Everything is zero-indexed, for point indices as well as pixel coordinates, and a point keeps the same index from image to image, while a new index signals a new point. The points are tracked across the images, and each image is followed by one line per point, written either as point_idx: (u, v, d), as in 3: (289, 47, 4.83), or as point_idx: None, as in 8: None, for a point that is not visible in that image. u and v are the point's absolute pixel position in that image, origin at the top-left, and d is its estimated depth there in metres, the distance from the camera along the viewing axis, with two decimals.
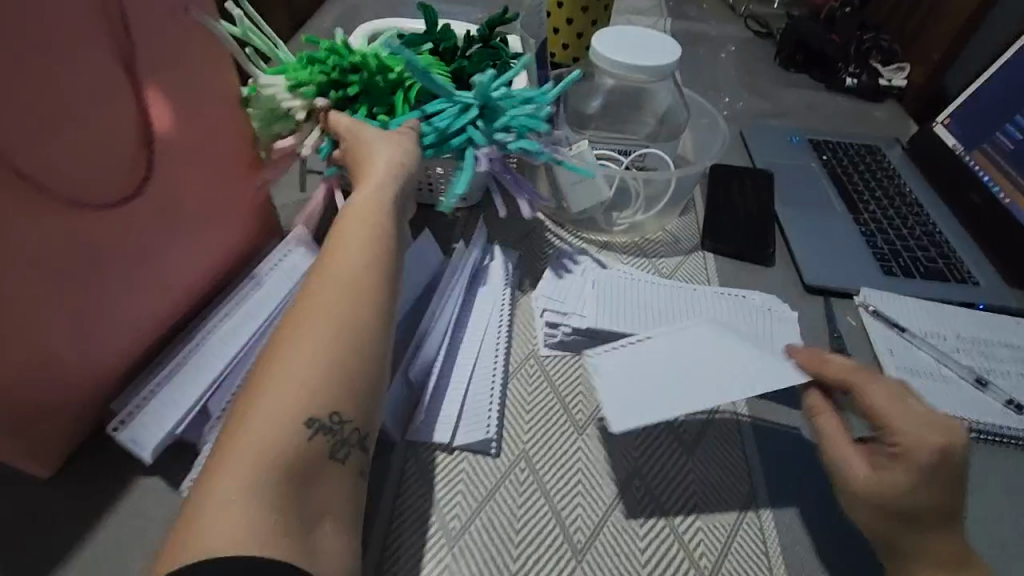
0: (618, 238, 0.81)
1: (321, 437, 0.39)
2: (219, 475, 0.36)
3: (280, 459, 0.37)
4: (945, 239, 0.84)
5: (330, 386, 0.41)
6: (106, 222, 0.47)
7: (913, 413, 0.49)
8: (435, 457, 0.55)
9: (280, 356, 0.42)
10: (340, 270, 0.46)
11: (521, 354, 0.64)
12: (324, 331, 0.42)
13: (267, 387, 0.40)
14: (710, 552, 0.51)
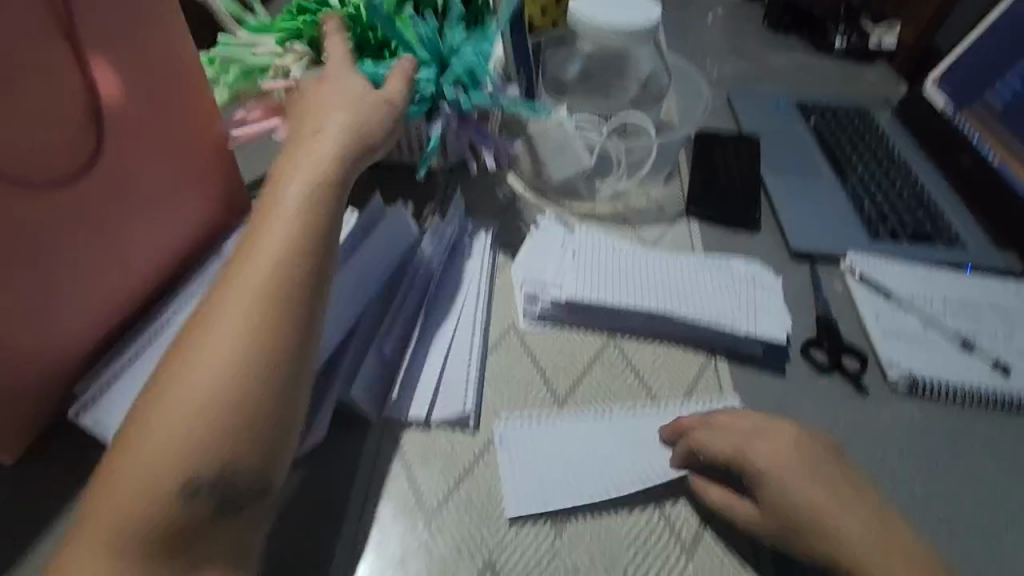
0: (601, 207, 0.79)
1: (227, 462, 0.37)
2: (116, 475, 0.36)
3: (179, 477, 0.36)
4: (934, 201, 0.82)
5: (242, 410, 0.38)
6: (56, 201, 0.45)
7: (751, 443, 0.49)
8: (413, 434, 0.54)
9: (196, 354, 0.40)
10: (246, 283, 0.42)
11: (502, 326, 0.63)
12: (214, 365, 0.39)
13: (172, 389, 0.39)
14: (690, 524, 0.51)
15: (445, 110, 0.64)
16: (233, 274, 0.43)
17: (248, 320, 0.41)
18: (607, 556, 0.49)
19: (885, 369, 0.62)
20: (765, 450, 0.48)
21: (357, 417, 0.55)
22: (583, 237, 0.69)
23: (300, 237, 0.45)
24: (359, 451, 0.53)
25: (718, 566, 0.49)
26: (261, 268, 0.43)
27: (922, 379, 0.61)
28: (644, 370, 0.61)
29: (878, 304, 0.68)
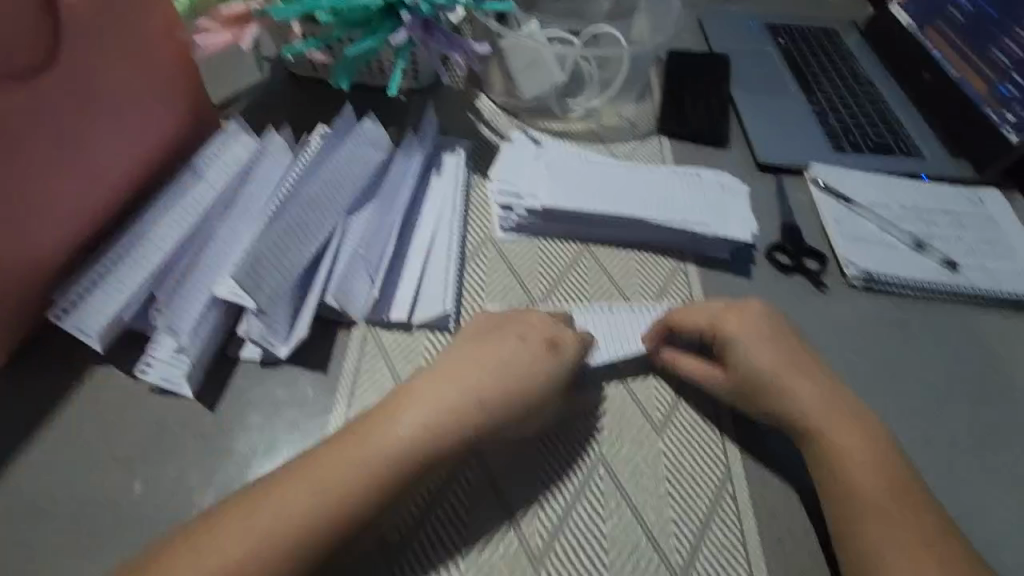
0: (574, 125, 0.79)
1: (314, 558, 0.38)
2: (207, 555, 0.36)
3: (291, 572, 0.37)
4: (895, 115, 0.85)
5: (306, 546, 0.38)
6: (16, 92, 0.44)
7: (755, 334, 0.51)
8: (394, 334, 0.56)
9: (319, 471, 0.40)
10: (335, 481, 0.39)
11: (479, 237, 0.64)
12: (288, 526, 0.38)
13: (282, 496, 0.39)
14: (661, 404, 0.54)
15: (405, 19, 0.61)
16: (332, 454, 0.41)
17: (315, 520, 0.38)
18: (586, 436, 0.51)
19: (843, 269, 0.66)
20: (741, 325, 0.52)
21: (337, 321, 0.56)
22: (556, 150, 0.69)
23: (466, 418, 0.44)
24: (344, 354, 0.54)
25: (688, 439, 0.52)
26: (429, 433, 0.42)
27: (877, 276, 0.65)
28: (617, 274, 0.63)
29: (838, 210, 0.71)
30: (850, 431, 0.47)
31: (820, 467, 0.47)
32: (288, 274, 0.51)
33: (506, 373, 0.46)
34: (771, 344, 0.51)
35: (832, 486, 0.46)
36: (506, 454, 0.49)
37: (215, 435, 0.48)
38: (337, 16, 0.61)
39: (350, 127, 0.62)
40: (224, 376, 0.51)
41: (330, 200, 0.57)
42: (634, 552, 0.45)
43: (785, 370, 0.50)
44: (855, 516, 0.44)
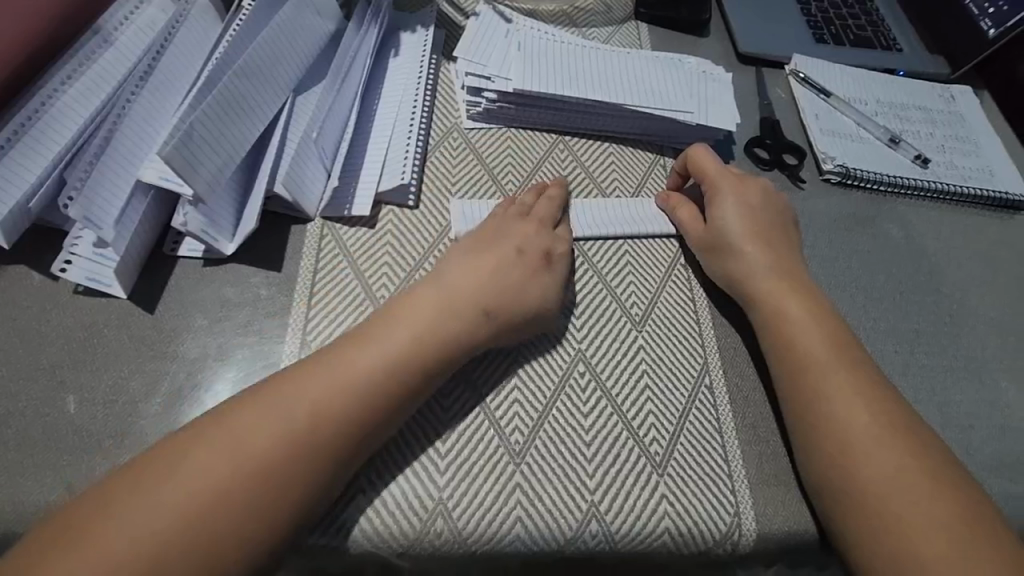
0: (545, 5, 0.70)
1: (304, 469, 0.36)
2: (173, 479, 0.34)
3: (268, 494, 0.35)
4: (877, 8, 0.81)
5: (298, 456, 0.36)
6: None
7: (750, 199, 0.55)
8: (354, 230, 0.50)
9: (308, 380, 0.39)
10: (329, 386, 0.38)
11: (444, 125, 0.58)
12: (272, 436, 0.36)
13: (258, 416, 0.37)
14: (640, 300, 0.52)
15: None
16: (326, 362, 0.40)
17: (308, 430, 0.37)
18: (565, 333, 0.49)
19: (821, 164, 0.65)
20: (728, 186, 0.55)
21: (290, 216, 0.50)
22: (526, 29, 0.62)
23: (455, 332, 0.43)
24: (298, 252, 0.48)
25: (667, 335, 0.51)
26: (405, 342, 0.41)
27: (854, 172, 0.64)
28: (594, 168, 0.59)
29: (817, 104, 0.69)
30: (811, 326, 0.48)
31: (773, 346, 0.48)
32: (226, 160, 0.45)
33: (487, 282, 0.46)
34: (751, 212, 0.54)
35: (791, 361, 0.47)
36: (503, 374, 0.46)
37: (156, 338, 0.43)
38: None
39: None
40: (162, 275, 0.45)
41: (270, 74, 0.49)
42: (615, 444, 0.45)
43: (749, 235, 0.52)
44: (814, 389, 0.45)
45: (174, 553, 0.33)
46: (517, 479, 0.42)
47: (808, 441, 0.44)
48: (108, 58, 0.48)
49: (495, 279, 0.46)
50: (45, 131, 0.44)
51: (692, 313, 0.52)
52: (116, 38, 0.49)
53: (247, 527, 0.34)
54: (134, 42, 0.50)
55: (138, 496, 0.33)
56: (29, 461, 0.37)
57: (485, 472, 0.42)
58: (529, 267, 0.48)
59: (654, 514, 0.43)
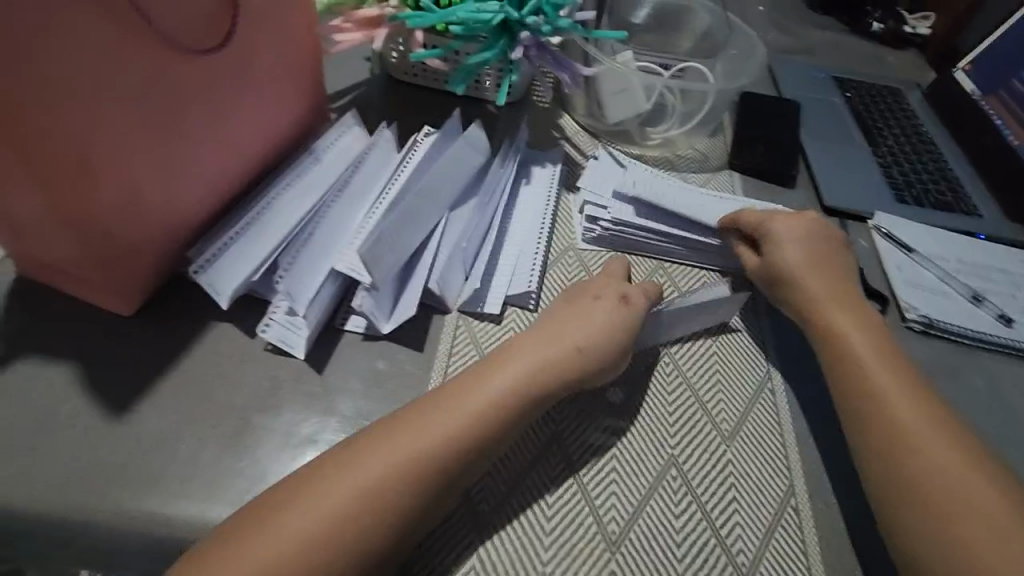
0: (650, 152, 0.83)
1: (411, 504, 0.42)
2: (347, 480, 0.42)
3: (379, 526, 0.41)
4: (955, 175, 0.89)
5: (406, 493, 0.42)
6: (195, 78, 0.51)
7: (806, 247, 0.63)
8: (485, 324, 0.60)
9: (413, 429, 0.44)
10: (431, 430, 0.44)
11: (562, 245, 0.68)
12: (382, 469, 0.42)
13: (372, 453, 0.43)
14: (729, 417, 0.57)
15: (524, 37, 0.66)
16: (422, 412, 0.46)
17: (414, 469, 0.43)
18: (659, 437, 0.54)
19: (903, 311, 0.70)
20: (787, 227, 0.64)
21: (433, 307, 0.60)
22: (638, 173, 0.74)
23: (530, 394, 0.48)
24: (438, 337, 0.58)
25: (754, 451, 0.55)
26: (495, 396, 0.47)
27: (937, 323, 0.69)
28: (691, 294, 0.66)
29: (899, 257, 0.75)
30: (939, 444, 0.49)
31: (886, 456, 0.49)
32: (400, 259, 0.56)
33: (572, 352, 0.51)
34: (811, 249, 0.63)
35: (903, 470, 0.48)
36: (594, 451, 0.52)
37: (322, 394, 0.52)
38: (464, 27, 0.65)
39: (454, 130, 0.66)
40: (331, 342, 0.55)
41: (438, 195, 0.61)
42: (702, 547, 0.48)
43: (809, 267, 0.61)
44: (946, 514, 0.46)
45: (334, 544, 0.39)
46: (611, 566, 0.46)
47: (935, 549, 0.45)
48: (315, 170, 0.63)
49: (565, 347, 0.51)
50: (267, 220, 0.58)
51: (779, 438, 0.56)
52: (322, 157, 0.64)
53: (383, 533, 0.41)
54: (335, 161, 0.64)
55: (309, 496, 0.41)
56: (215, 483, 0.46)
57: (584, 555, 0.47)
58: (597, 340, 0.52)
59: None
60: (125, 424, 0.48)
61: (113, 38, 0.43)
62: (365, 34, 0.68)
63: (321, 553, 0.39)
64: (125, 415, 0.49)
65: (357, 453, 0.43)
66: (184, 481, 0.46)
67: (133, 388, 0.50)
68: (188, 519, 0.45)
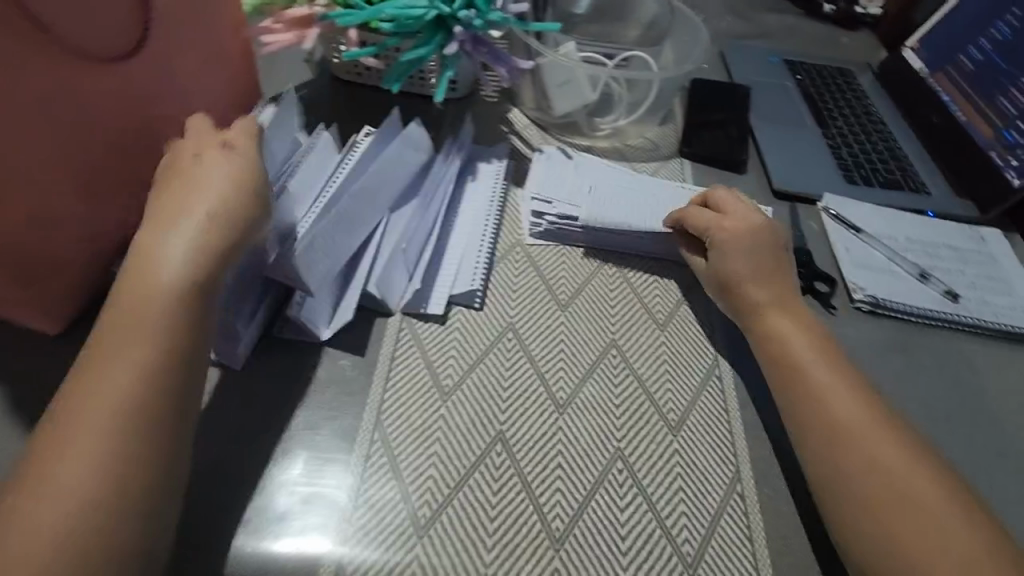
0: (600, 143, 0.82)
1: (154, 412, 0.40)
2: (123, 372, 0.40)
3: (134, 440, 0.39)
4: (905, 154, 0.89)
5: (153, 401, 0.40)
6: (116, 92, 0.50)
7: (749, 248, 0.61)
8: (429, 325, 0.59)
9: (122, 335, 0.42)
10: (142, 319, 0.42)
11: (509, 240, 0.68)
12: (119, 381, 0.40)
13: (112, 361, 0.41)
14: (676, 407, 0.57)
15: (457, 32, 0.65)
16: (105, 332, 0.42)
17: (140, 370, 0.41)
18: (605, 431, 0.54)
19: (851, 292, 0.70)
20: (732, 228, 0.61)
21: (375, 310, 0.59)
22: (585, 166, 0.74)
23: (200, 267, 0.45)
24: (380, 341, 0.57)
25: (701, 440, 0.55)
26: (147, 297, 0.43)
27: (884, 301, 0.69)
28: (638, 283, 0.66)
29: (847, 238, 0.75)
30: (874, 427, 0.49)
31: (823, 442, 0.50)
32: (334, 265, 0.55)
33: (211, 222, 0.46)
34: (755, 251, 0.61)
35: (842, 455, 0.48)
36: (521, 435, 0.53)
37: (259, 405, 0.51)
38: (395, 24, 0.65)
39: (391, 130, 0.65)
40: (269, 353, 0.54)
41: (376, 197, 0.60)
42: (647, 539, 0.48)
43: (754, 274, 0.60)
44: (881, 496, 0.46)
45: (139, 439, 0.39)
46: (554, 564, 0.46)
47: (868, 529, 0.46)
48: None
49: (200, 217, 0.46)
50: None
51: (725, 425, 0.56)
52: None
53: (136, 451, 0.39)
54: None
55: (78, 427, 0.38)
56: None
57: (527, 554, 0.46)
58: (201, 201, 0.47)
59: None
60: None
61: (20, 57, 0.42)
62: (299, 36, 0.67)
63: (129, 446, 0.39)
64: None
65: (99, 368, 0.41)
66: None
67: None
68: None
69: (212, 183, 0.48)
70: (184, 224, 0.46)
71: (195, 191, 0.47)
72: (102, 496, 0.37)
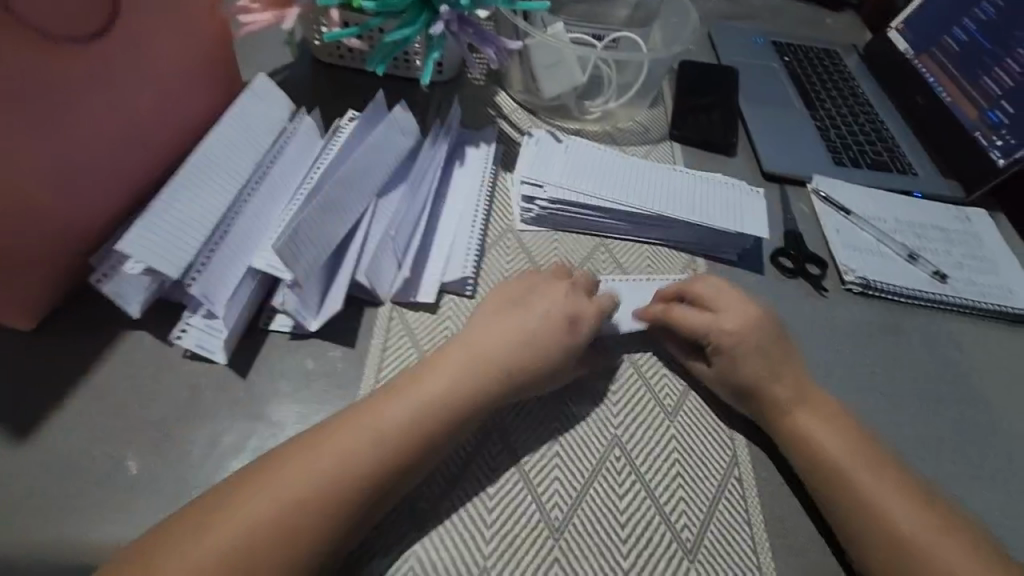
0: (590, 127, 0.81)
1: (337, 517, 0.41)
2: (323, 456, 0.42)
3: (296, 543, 0.39)
4: (891, 136, 0.89)
5: (329, 508, 0.40)
6: (84, 73, 0.47)
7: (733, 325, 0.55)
8: (420, 314, 0.58)
9: (337, 440, 0.43)
10: (380, 424, 0.44)
11: (499, 227, 0.66)
12: (290, 482, 0.40)
13: (299, 464, 0.41)
14: (673, 392, 0.56)
15: (443, 11, 0.62)
16: (307, 438, 0.43)
17: (333, 477, 0.41)
18: (602, 418, 0.53)
19: (843, 275, 0.70)
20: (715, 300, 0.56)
21: (365, 299, 0.57)
22: (576, 147, 0.71)
23: (460, 399, 0.47)
24: (370, 331, 0.55)
25: (698, 424, 0.55)
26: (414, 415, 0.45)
27: (875, 283, 0.70)
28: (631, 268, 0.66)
29: (837, 220, 0.75)
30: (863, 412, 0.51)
31: (815, 422, 0.51)
32: (321, 253, 0.53)
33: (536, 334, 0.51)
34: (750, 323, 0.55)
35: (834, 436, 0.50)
36: (531, 427, 0.52)
37: (247, 400, 0.50)
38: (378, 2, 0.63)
39: (374, 114, 0.62)
40: (255, 345, 0.52)
41: (362, 183, 0.58)
42: (647, 524, 0.48)
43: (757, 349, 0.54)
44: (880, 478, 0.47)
45: (307, 519, 0.40)
46: (554, 553, 0.46)
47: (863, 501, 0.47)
48: (218, 149, 0.56)
49: (521, 346, 0.50)
50: (165, 207, 0.51)
51: (723, 409, 0.56)
52: (224, 135, 0.57)
53: (303, 550, 0.39)
54: (241, 141, 0.58)
55: (242, 504, 0.39)
56: (133, 503, 0.44)
57: (526, 544, 0.46)
58: (553, 322, 0.51)
59: None
60: (30, 447, 0.45)
61: None
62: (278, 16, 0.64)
63: (295, 521, 0.39)
64: (31, 437, 0.45)
65: (279, 458, 0.42)
66: (98, 504, 0.43)
67: (39, 408, 0.47)
68: (103, 541, 0.42)
69: (533, 318, 0.51)
70: (427, 377, 0.47)
71: (522, 312, 0.52)
72: (259, 564, 0.38)
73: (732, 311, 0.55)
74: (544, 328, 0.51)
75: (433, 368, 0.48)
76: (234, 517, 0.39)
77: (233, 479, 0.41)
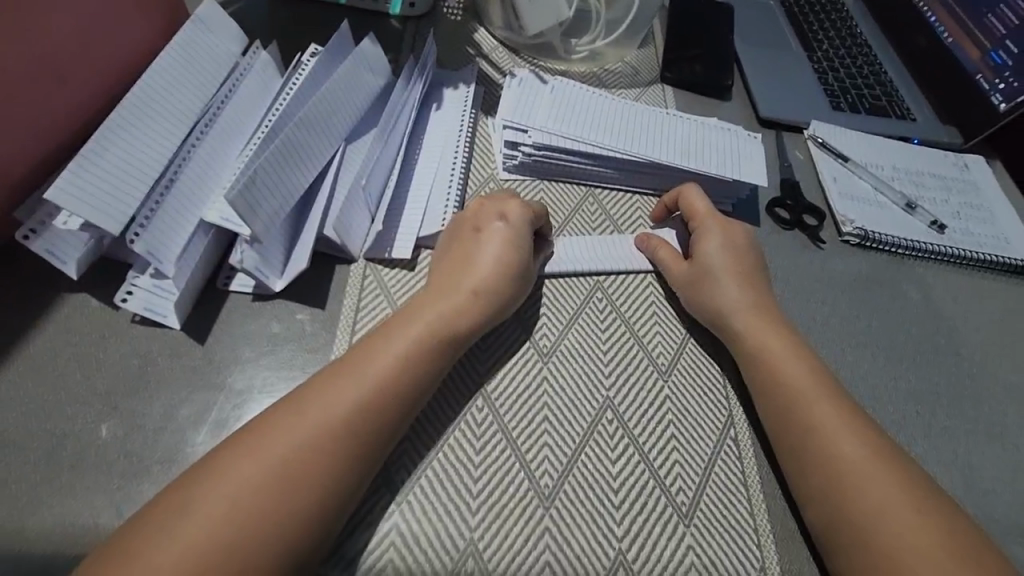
0: (576, 68, 0.74)
1: (322, 489, 0.37)
2: (306, 415, 0.39)
3: (282, 518, 0.36)
4: (890, 79, 0.85)
5: (317, 480, 0.37)
6: None
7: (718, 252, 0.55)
8: (396, 270, 0.53)
9: (312, 409, 0.39)
10: (363, 383, 0.40)
11: (481, 176, 0.61)
12: (265, 457, 0.37)
13: (275, 435, 0.38)
14: (667, 350, 0.53)
15: None
16: (282, 408, 0.39)
17: (318, 443, 0.38)
18: (594, 379, 0.50)
19: (840, 225, 0.67)
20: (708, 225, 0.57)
21: (334, 255, 0.52)
22: (561, 87, 0.66)
23: (427, 353, 0.44)
24: (342, 290, 0.51)
25: (692, 383, 0.52)
26: (392, 374, 0.42)
27: (872, 233, 0.67)
28: (621, 219, 0.62)
29: (834, 168, 0.72)
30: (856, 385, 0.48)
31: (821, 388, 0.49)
32: (280, 206, 0.47)
33: (480, 290, 0.47)
34: (737, 252, 0.56)
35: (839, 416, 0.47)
36: (522, 389, 0.49)
37: (205, 368, 0.45)
38: None
39: (336, 47, 0.55)
40: (213, 308, 0.48)
41: (326, 127, 0.52)
42: (643, 488, 0.46)
43: (733, 272, 0.54)
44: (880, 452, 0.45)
45: (308, 481, 0.37)
46: (546, 523, 0.43)
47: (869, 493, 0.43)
48: (159, 86, 0.49)
49: (462, 296, 0.47)
50: (99, 153, 0.45)
51: (715, 366, 0.53)
52: (163, 67, 0.50)
53: (281, 530, 0.35)
54: (186, 77, 0.51)
55: (219, 477, 0.36)
56: (79, 484, 0.39)
57: (515, 513, 0.43)
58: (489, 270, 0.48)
59: (680, 563, 0.43)
60: None
61: None
62: None
63: (279, 497, 0.36)
64: None
65: (253, 430, 0.38)
66: (38, 487, 0.39)
67: None
68: (43, 529, 0.38)
69: (486, 258, 0.49)
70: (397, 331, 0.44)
71: (471, 258, 0.49)
72: (248, 543, 0.34)
73: (718, 242, 0.56)
74: (491, 275, 0.48)
75: (393, 326, 0.44)
76: (203, 496, 0.35)
77: (207, 457, 0.38)
